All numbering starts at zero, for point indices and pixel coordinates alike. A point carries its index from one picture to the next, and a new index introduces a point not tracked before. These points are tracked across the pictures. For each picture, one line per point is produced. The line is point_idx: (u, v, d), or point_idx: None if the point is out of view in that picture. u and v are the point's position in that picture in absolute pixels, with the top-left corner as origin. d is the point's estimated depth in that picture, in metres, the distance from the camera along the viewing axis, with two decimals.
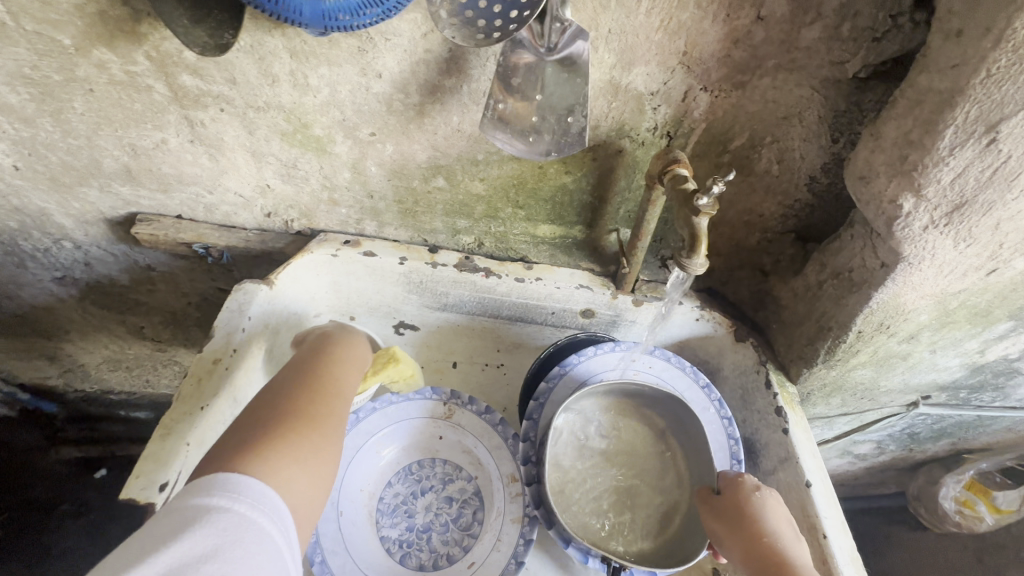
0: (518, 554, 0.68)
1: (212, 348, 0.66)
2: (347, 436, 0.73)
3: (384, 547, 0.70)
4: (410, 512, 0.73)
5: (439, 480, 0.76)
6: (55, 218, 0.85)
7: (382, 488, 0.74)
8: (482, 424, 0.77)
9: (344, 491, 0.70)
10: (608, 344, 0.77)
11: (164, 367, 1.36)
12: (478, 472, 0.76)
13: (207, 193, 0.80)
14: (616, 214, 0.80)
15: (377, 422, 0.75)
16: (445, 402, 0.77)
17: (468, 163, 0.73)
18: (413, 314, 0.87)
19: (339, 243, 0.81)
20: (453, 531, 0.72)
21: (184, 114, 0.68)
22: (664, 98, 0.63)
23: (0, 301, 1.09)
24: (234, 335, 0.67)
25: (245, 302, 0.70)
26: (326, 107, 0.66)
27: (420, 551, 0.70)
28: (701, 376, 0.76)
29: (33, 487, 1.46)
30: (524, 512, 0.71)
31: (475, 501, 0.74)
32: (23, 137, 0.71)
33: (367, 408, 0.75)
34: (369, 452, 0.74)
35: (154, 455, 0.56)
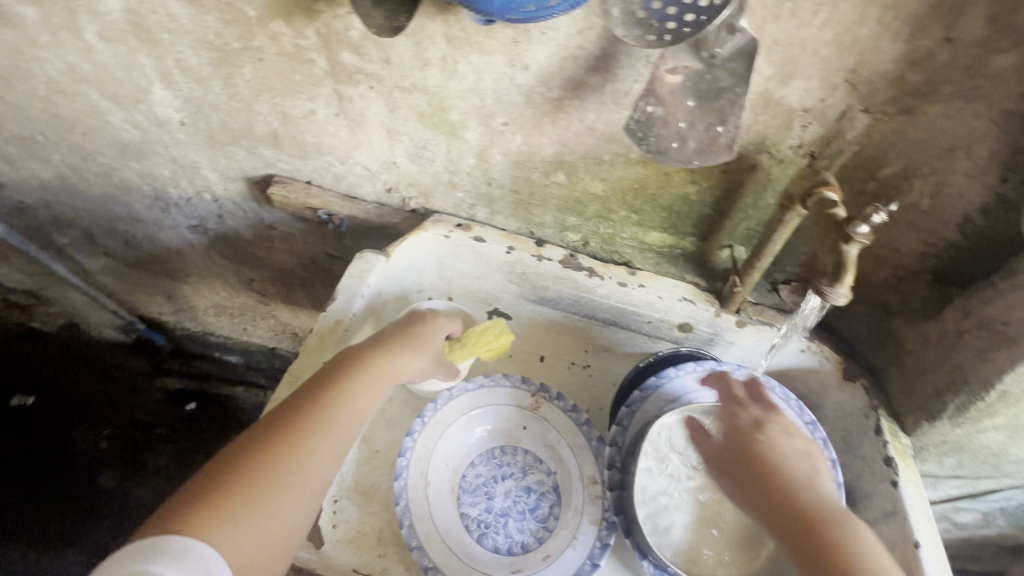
0: (592, 556, 0.69)
1: (335, 309, 0.72)
2: (440, 411, 0.76)
3: (463, 524, 0.72)
4: (490, 494, 0.75)
5: (520, 468, 0.77)
6: (203, 171, 0.94)
7: (465, 465, 0.76)
8: (567, 422, 0.77)
9: (433, 462, 0.73)
10: (710, 363, 0.75)
11: (262, 319, 1.47)
12: (558, 467, 0.76)
13: (338, 164, 0.85)
14: (734, 230, 0.78)
15: (468, 402, 0.78)
16: (532, 394, 0.79)
17: (592, 162, 0.73)
18: (508, 304, 0.89)
19: (452, 226, 0.82)
20: (530, 521, 0.73)
21: (337, 88, 0.72)
22: (818, 116, 0.60)
23: (140, 240, 1.22)
24: (353, 301, 0.73)
25: (364, 269, 0.75)
26: (468, 93, 0.68)
27: (496, 534, 0.72)
28: (808, 413, 0.74)
29: (138, 409, 1.63)
30: (603, 516, 0.71)
31: (553, 495, 0.75)
32: (195, 96, 0.79)
33: (462, 387, 0.78)
34: (457, 430, 0.76)
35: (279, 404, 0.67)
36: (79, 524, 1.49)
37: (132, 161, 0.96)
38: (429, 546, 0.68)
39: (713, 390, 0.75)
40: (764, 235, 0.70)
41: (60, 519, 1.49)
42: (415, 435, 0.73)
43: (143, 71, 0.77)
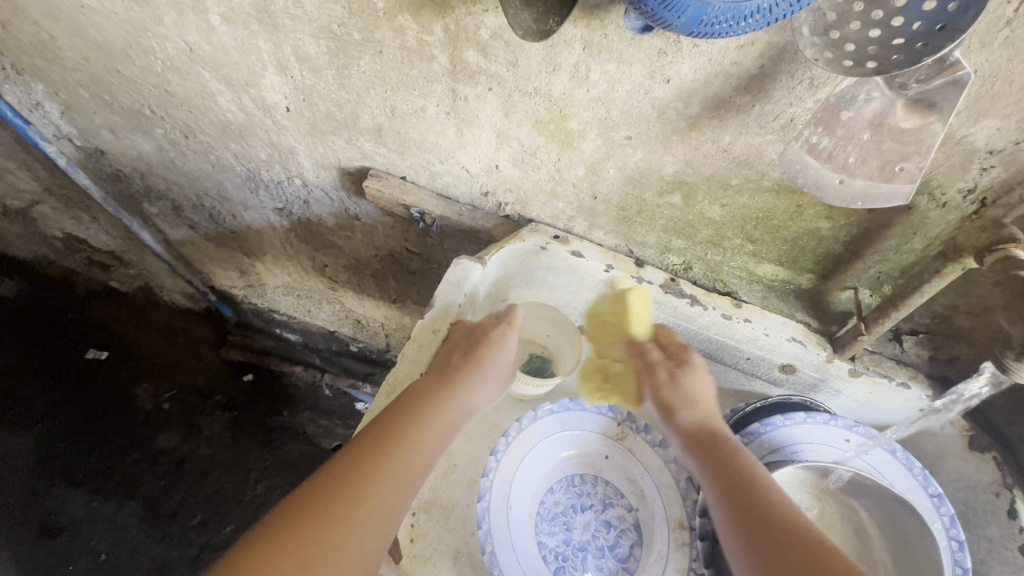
0: None
1: (433, 317, 0.70)
2: (523, 431, 0.72)
3: (541, 554, 0.68)
4: (568, 525, 0.72)
5: (600, 500, 0.73)
6: (298, 157, 0.94)
7: (544, 491, 0.73)
8: (653, 457, 0.73)
9: (514, 486, 0.70)
10: (825, 416, 0.69)
11: (327, 304, 1.48)
12: (640, 504, 0.72)
13: (437, 162, 0.82)
14: (863, 272, 0.70)
15: (553, 424, 0.74)
16: (619, 422, 0.75)
17: (717, 185, 0.68)
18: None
19: (549, 237, 0.77)
20: (609, 559, 0.70)
21: (453, 87, 0.69)
22: (1004, 159, 0.53)
23: (225, 217, 1.24)
24: (453, 308, 0.70)
25: (462, 277, 0.71)
26: (594, 103, 0.64)
27: (574, 568, 0.69)
28: (932, 483, 0.67)
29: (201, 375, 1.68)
30: (690, 565, 0.67)
31: (633, 533, 0.71)
32: (306, 84, 0.78)
33: (546, 409, 0.74)
34: (539, 453, 0.73)
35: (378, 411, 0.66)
36: (133, 480, 1.42)
37: (231, 142, 0.97)
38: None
39: (822, 444, 0.69)
40: (908, 283, 0.62)
41: (110, 476, 1.40)
42: (499, 454, 0.69)
43: (259, 56, 0.76)
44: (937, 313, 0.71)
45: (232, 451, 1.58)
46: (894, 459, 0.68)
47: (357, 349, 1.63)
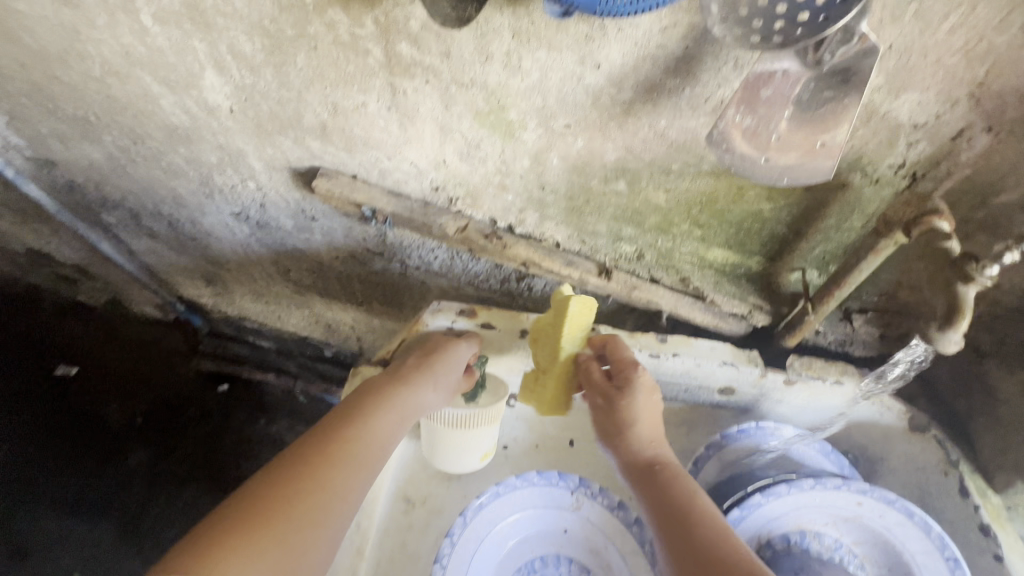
0: None
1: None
2: (468, 527, 0.71)
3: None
4: None
5: (565, 574, 0.74)
6: (248, 159, 0.92)
7: (505, 574, 0.73)
8: (612, 522, 0.74)
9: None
10: (835, 481, 0.65)
11: (296, 309, 1.46)
12: (608, 574, 0.73)
13: (386, 159, 0.82)
14: (808, 253, 0.71)
15: (499, 511, 0.74)
16: (572, 492, 0.75)
17: (659, 171, 0.68)
18: (526, 376, 0.81)
19: (454, 313, 0.78)
20: None
21: (391, 81, 0.68)
22: (928, 134, 0.53)
23: (184, 224, 1.22)
24: None
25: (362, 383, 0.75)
26: (531, 92, 0.63)
27: None
28: (949, 547, 0.62)
29: (171, 390, 1.65)
30: None
31: None
32: (246, 83, 0.76)
33: (492, 494, 0.73)
34: (489, 545, 0.73)
35: None
36: (112, 496, 1.48)
37: (180, 146, 0.95)
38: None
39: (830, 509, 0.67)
40: (848, 262, 0.61)
41: (88, 492, 1.47)
42: (452, 541, 0.69)
43: (195, 56, 0.75)
44: (884, 290, 0.71)
45: (209, 461, 1.59)
46: (911, 523, 0.64)
47: (331, 353, 1.62)
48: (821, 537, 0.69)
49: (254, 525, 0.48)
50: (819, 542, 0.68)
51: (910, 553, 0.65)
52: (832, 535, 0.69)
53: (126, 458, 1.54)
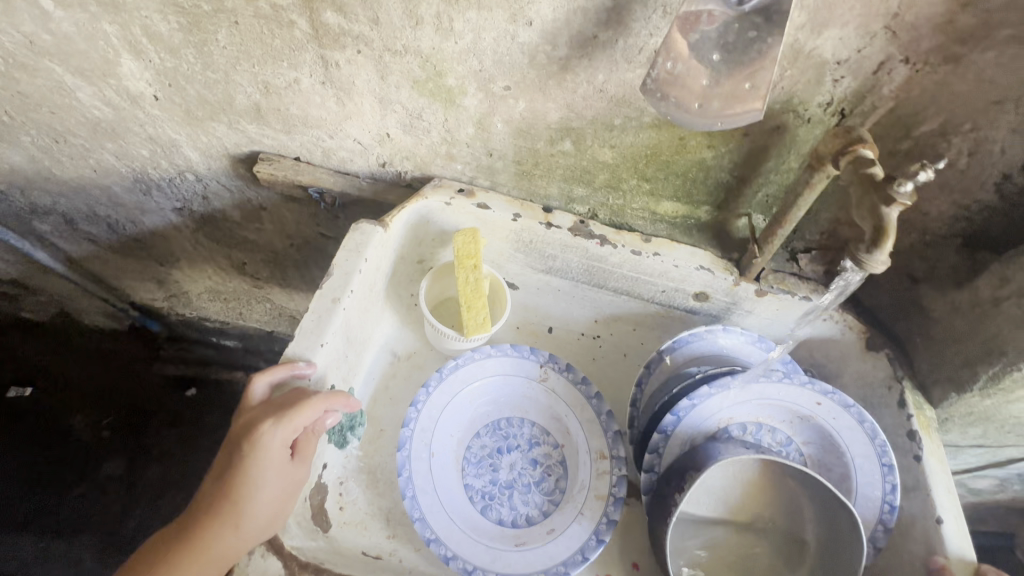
0: (598, 532, 0.68)
1: (331, 286, 0.67)
2: (444, 381, 0.74)
3: (467, 495, 0.71)
4: (495, 466, 0.73)
5: (526, 440, 0.75)
6: (183, 149, 0.88)
7: (470, 436, 0.74)
8: (575, 395, 0.75)
9: (437, 434, 0.73)
10: (799, 377, 0.68)
11: (257, 304, 1.43)
12: (565, 441, 0.74)
13: (328, 138, 0.79)
14: (754, 198, 0.73)
15: (474, 371, 0.75)
16: (541, 365, 0.76)
17: (602, 128, 0.68)
18: (515, 274, 0.84)
19: (453, 192, 0.77)
20: (535, 493, 0.72)
21: (321, 54, 0.66)
22: (852, 68, 0.55)
23: (125, 225, 1.16)
24: (353, 275, 0.68)
25: (362, 242, 0.70)
26: (466, 55, 0.62)
27: (501, 506, 0.71)
28: (887, 454, 0.66)
29: (137, 397, 1.67)
30: (610, 491, 0.70)
31: (558, 468, 0.73)
32: (167, 67, 0.72)
33: (467, 356, 0.75)
34: (461, 402, 0.75)
35: (310, 330, 0.65)
36: (86, 514, 1.51)
37: (106, 142, 0.90)
38: (431, 517, 0.67)
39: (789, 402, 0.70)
40: (787, 200, 0.64)
41: (61, 511, 1.50)
42: (418, 407, 0.72)
43: (108, 41, 0.70)
44: (824, 228, 0.76)
45: (185, 467, 1.60)
46: (860, 428, 0.67)
47: None
48: (774, 432, 0.72)
49: None
50: (771, 436, 0.71)
51: (850, 456, 0.68)
52: (785, 432, 0.72)
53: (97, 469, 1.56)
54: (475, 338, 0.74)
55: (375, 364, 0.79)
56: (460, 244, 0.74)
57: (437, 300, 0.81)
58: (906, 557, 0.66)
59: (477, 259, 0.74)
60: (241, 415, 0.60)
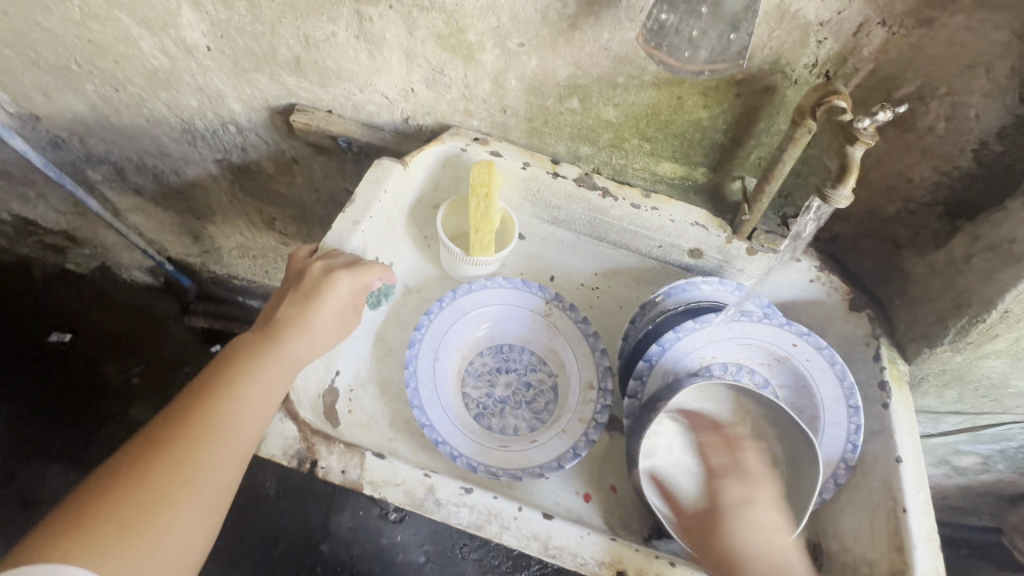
0: (577, 447, 0.73)
1: (353, 211, 0.73)
2: (457, 300, 0.81)
3: (464, 401, 0.78)
4: (492, 382, 0.80)
5: (524, 365, 0.82)
6: (228, 100, 0.97)
7: (474, 353, 0.81)
8: (575, 331, 0.82)
9: (444, 344, 0.79)
10: (778, 319, 0.73)
11: (283, 262, 1.52)
12: (560, 371, 0.81)
13: (358, 91, 0.87)
14: (746, 159, 0.78)
15: (483, 298, 0.82)
16: (547, 301, 0.83)
17: (607, 86, 0.74)
18: (522, 222, 0.91)
19: (469, 139, 0.84)
20: (526, 412, 0.79)
21: (358, 9, 0.74)
22: (834, 30, 0.60)
23: (168, 176, 1.27)
24: (377, 195, 0.75)
25: (382, 176, 0.77)
26: (486, 11, 0.69)
27: (492, 415, 0.78)
28: (854, 397, 0.70)
29: (164, 349, 1.82)
30: (593, 417, 0.75)
31: (549, 394, 0.80)
32: (221, 19, 0.81)
33: (481, 283, 0.82)
34: (469, 321, 0.82)
35: (338, 232, 0.71)
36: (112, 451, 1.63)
37: (161, 91, 1.00)
38: (428, 408, 0.74)
39: (767, 342, 0.75)
40: (775, 156, 0.71)
41: (90, 449, 1.63)
42: (430, 316, 0.79)
43: None
44: (814, 193, 0.80)
45: None
46: (830, 369, 0.71)
47: None
48: (752, 374, 0.77)
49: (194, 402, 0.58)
50: (749, 377, 0.76)
51: (821, 398, 0.73)
52: (763, 374, 0.76)
53: (127, 413, 1.69)
54: (480, 260, 0.80)
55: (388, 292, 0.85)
56: (478, 176, 0.78)
57: (451, 233, 0.86)
58: (866, 494, 0.69)
59: (490, 188, 0.78)
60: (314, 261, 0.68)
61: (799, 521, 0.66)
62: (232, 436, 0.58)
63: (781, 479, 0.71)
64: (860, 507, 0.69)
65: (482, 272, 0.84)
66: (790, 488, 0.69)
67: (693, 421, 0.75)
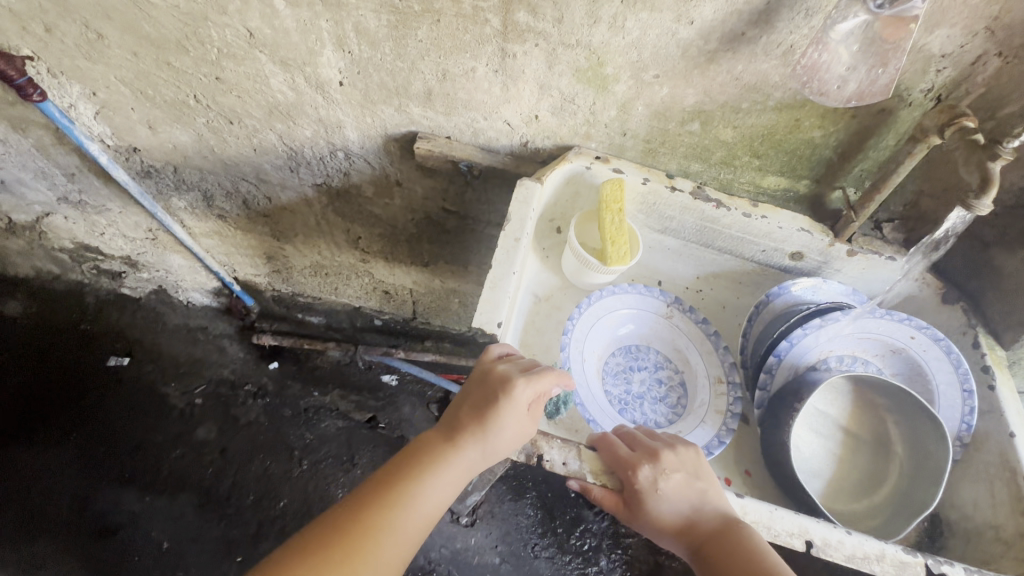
0: (720, 435, 0.81)
1: (512, 229, 0.79)
2: (592, 307, 0.88)
3: (608, 399, 0.85)
4: (628, 380, 0.88)
5: (653, 363, 0.89)
6: (346, 130, 1.03)
7: (608, 354, 0.89)
8: (697, 331, 0.90)
9: (586, 346, 0.86)
10: (899, 314, 0.81)
11: (355, 278, 1.57)
12: (685, 367, 0.89)
13: (482, 119, 0.94)
14: (850, 173, 0.87)
15: (614, 303, 0.90)
16: (668, 304, 0.91)
17: (730, 110, 0.82)
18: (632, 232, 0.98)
19: (592, 158, 0.91)
20: (662, 405, 0.86)
21: (503, 47, 0.81)
22: (953, 61, 0.69)
23: (259, 201, 1.31)
24: (529, 212, 0.81)
25: (528, 196, 0.82)
26: (629, 48, 0.77)
27: (634, 410, 0.85)
28: (969, 381, 0.79)
29: (226, 369, 1.82)
30: (728, 408, 0.83)
31: (679, 389, 0.88)
32: (362, 58, 0.87)
33: (610, 290, 0.90)
34: (603, 325, 0.89)
35: (504, 246, 0.77)
36: (184, 471, 1.65)
37: (277, 123, 1.05)
38: (588, 403, 0.81)
39: (883, 335, 0.83)
40: (886, 169, 0.78)
41: (162, 469, 1.64)
42: (573, 321, 0.86)
43: (319, 35, 0.85)
44: (907, 200, 0.89)
45: (272, 432, 1.75)
46: (947, 358, 0.80)
47: (382, 322, 1.80)
48: (866, 364, 0.85)
49: (397, 470, 0.66)
50: (864, 366, 0.85)
51: (935, 383, 0.81)
52: (876, 364, 0.85)
53: (194, 433, 1.70)
54: (615, 270, 0.86)
55: (523, 302, 0.91)
56: (610, 194, 0.87)
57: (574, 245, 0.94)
58: (981, 467, 0.78)
59: (622, 205, 0.87)
60: (502, 365, 0.72)
61: (937, 490, 0.72)
62: (410, 515, 0.63)
63: (907, 460, 0.79)
64: (978, 479, 0.78)
65: (607, 280, 0.91)
66: (920, 467, 0.77)
67: (818, 411, 0.83)
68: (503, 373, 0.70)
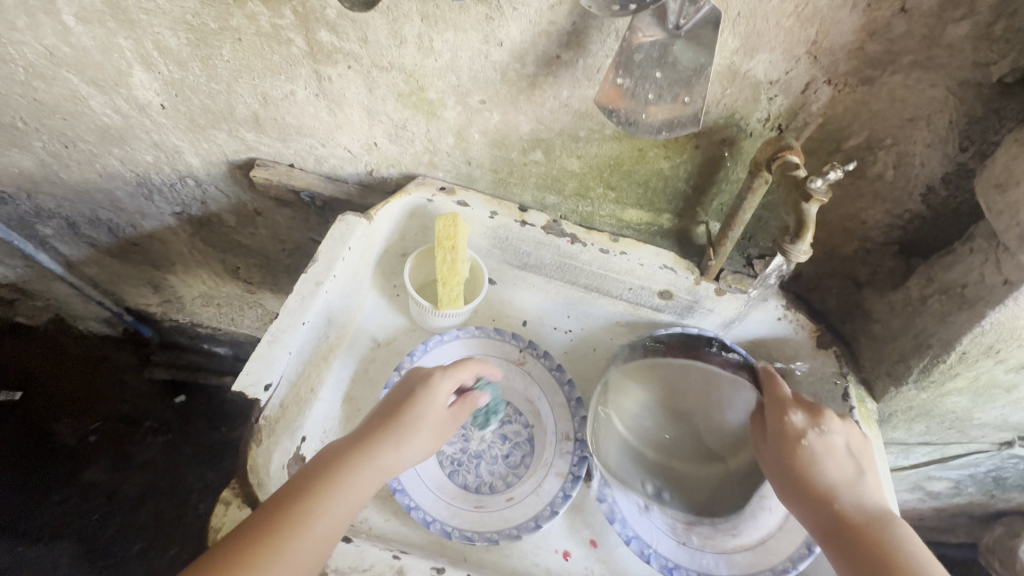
0: (554, 503, 0.72)
1: (316, 271, 0.71)
2: (428, 354, 0.80)
3: (438, 459, 0.76)
4: (466, 436, 0.78)
5: (499, 417, 0.80)
6: (185, 155, 0.94)
7: None
8: (550, 380, 0.80)
9: None
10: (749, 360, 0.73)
11: (249, 309, 1.48)
12: (535, 422, 0.79)
13: (319, 146, 0.86)
14: (709, 205, 0.79)
15: (454, 349, 0.81)
16: (520, 349, 0.82)
17: (569, 139, 0.75)
18: (493, 268, 0.89)
19: (435, 189, 0.83)
20: (501, 465, 0.77)
21: (315, 68, 0.73)
22: (783, 88, 0.63)
23: (124, 228, 1.22)
24: (342, 253, 0.73)
25: (347, 233, 0.75)
26: (445, 71, 0.69)
27: (467, 472, 0.76)
28: None
29: (124, 401, 1.64)
30: (569, 470, 0.74)
31: (525, 446, 0.78)
32: (174, 78, 0.79)
33: (453, 334, 0.81)
34: None
35: (300, 293, 0.69)
36: (65, 518, 1.45)
37: (113, 147, 0.96)
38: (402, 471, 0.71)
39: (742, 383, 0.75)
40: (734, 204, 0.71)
41: (38, 518, 1.44)
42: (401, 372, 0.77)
43: (122, 54, 0.77)
44: (773, 236, 0.83)
45: (170, 474, 1.59)
46: None
47: None
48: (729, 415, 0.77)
49: (295, 487, 0.56)
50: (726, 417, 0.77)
51: None
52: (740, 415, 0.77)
53: (79, 476, 1.52)
54: (449, 314, 0.79)
55: (356, 347, 0.82)
56: (445, 232, 0.78)
57: (421, 282, 0.86)
58: None
59: (457, 241, 0.77)
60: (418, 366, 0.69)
61: None
62: (313, 533, 0.54)
63: None
64: None
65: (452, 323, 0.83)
66: None
67: None
68: (418, 372, 0.68)
